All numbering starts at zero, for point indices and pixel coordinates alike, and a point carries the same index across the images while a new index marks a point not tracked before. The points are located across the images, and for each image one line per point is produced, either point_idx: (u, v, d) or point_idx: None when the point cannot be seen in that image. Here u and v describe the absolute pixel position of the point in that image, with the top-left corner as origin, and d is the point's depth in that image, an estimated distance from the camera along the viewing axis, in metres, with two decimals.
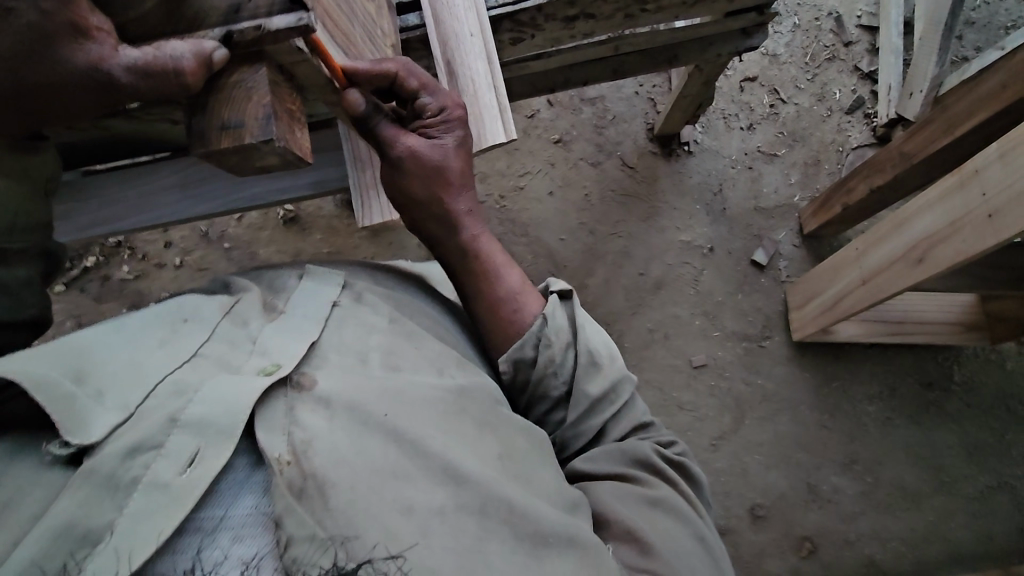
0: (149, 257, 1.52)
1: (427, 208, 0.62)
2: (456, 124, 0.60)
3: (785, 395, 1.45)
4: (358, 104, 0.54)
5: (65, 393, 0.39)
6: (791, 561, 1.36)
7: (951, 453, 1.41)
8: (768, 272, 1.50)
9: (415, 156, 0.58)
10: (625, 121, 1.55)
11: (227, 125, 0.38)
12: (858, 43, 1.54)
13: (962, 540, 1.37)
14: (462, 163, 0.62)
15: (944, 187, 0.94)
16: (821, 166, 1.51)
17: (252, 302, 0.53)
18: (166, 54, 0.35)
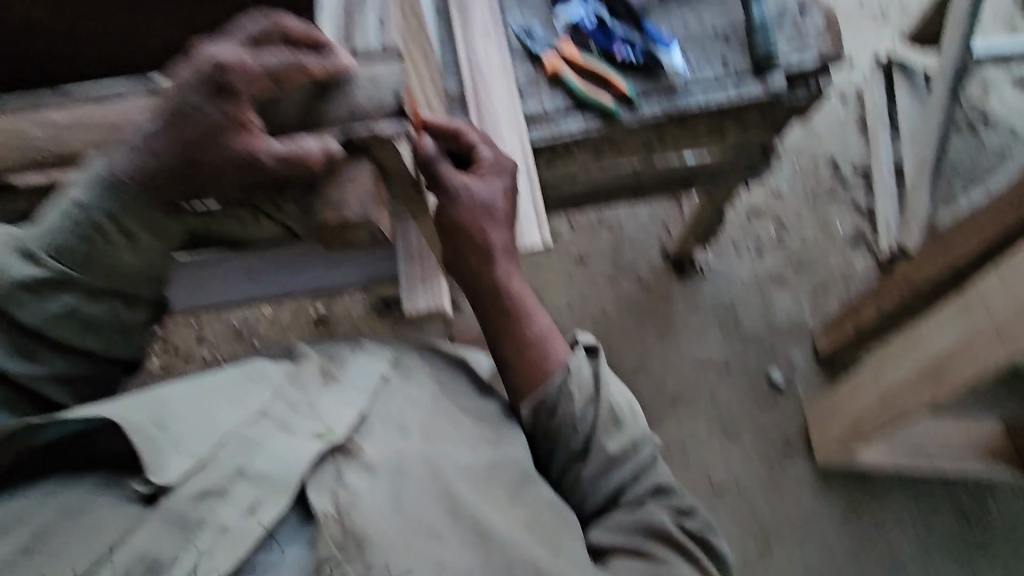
0: (178, 351, 1.58)
1: (468, 240, 0.65)
2: (506, 173, 0.66)
3: (812, 521, 1.40)
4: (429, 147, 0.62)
5: (150, 440, 0.49)
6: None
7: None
8: (787, 392, 1.52)
9: (469, 192, 0.63)
10: (640, 244, 1.66)
11: (328, 201, 0.43)
12: (854, 182, 1.66)
13: None
14: (508, 206, 0.66)
15: (950, 309, 1.00)
16: (830, 292, 1.59)
17: (311, 369, 0.63)
18: (297, 145, 0.41)
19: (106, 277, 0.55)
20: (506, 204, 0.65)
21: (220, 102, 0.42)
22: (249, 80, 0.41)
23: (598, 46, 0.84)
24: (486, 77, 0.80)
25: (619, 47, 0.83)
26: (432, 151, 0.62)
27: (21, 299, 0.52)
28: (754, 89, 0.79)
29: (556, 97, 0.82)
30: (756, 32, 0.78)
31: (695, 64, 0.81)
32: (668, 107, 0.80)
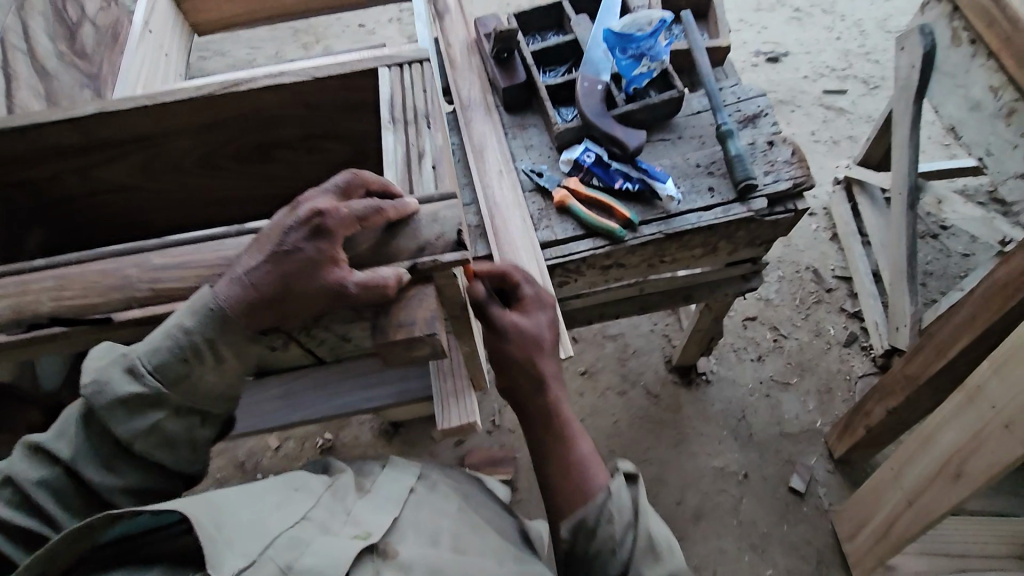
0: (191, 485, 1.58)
1: (520, 369, 0.72)
2: (548, 309, 0.75)
3: None
4: (479, 291, 0.70)
5: (210, 534, 0.51)
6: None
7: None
8: (809, 499, 1.50)
9: (518, 329, 0.71)
10: (643, 354, 1.71)
11: (399, 321, 0.47)
12: (838, 286, 1.76)
13: None
14: (551, 339, 0.74)
15: (954, 404, 1.03)
16: (834, 394, 1.62)
17: (346, 481, 0.66)
18: (377, 276, 0.46)
19: (191, 395, 0.50)
20: (550, 334, 0.74)
21: (319, 242, 0.46)
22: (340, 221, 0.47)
23: (600, 180, 0.93)
24: (503, 211, 0.91)
25: (619, 182, 0.92)
26: (483, 295, 0.71)
27: (111, 415, 0.49)
28: (739, 210, 0.90)
29: (566, 224, 0.92)
30: (733, 162, 0.91)
31: (685, 191, 0.92)
32: (666, 229, 0.90)
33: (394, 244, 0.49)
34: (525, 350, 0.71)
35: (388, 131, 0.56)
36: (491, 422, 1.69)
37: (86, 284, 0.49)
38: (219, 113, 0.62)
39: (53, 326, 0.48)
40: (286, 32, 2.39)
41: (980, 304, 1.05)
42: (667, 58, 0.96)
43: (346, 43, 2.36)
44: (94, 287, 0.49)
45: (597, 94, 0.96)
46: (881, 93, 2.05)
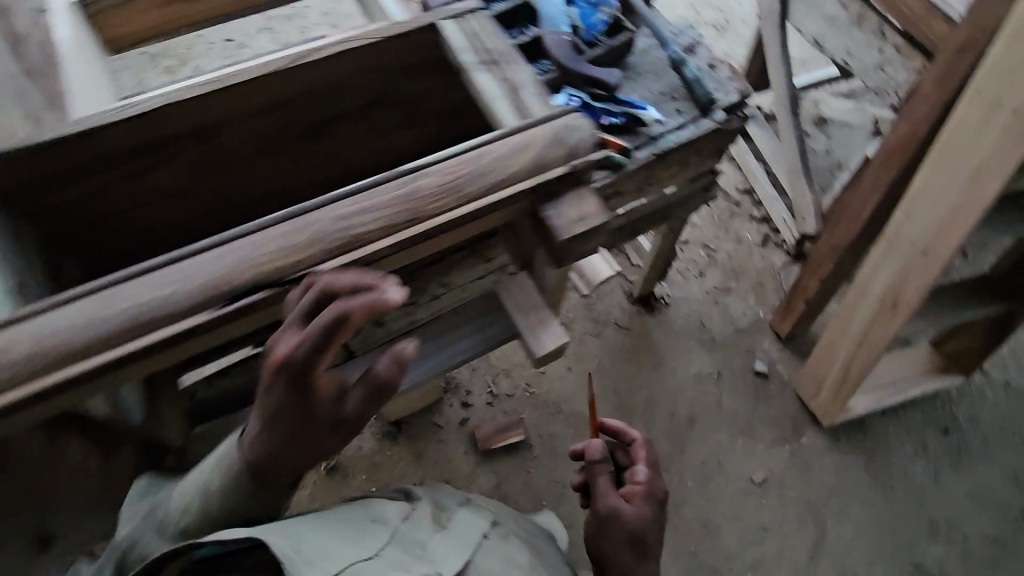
0: None
1: (618, 553, 0.93)
2: (646, 498, 0.98)
3: (845, 484, 1.61)
4: (597, 452, 1.03)
5: (292, 556, 0.67)
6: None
7: (988, 486, 1.61)
8: (773, 377, 1.74)
9: (615, 507, 0.95)
10: (606, 295, 1.86)
11: (569, 211, 0.77)
12: (743, 199, 2.04)
13: None
14: (649, 526, 0.95)
15: (880, 252, 1.30)
16: (766, 287, 1.89)
17: (424, 510, 0.83)
18: (374, 377, 0.66)
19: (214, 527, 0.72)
20: (645, 526, 0.95)
21: (306, 393, 0.63)
22: (310, 351, 0.61)
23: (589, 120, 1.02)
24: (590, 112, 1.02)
25: (605, 117, 1.02)
26: (597, 457, 1.02)
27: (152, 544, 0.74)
28: (707, 124, 1.05)
29: None
30: (693, 84, 1.06)
31: (662, 117, 1.05)
32: (655, 151, 1.02)
33: (549, 155, 0.76)
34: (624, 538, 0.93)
35: (483, 70, 0.85)
36: (488, 394, 1.72)
37: (275, 253, 0.70)
38: (275, 92, 0.86)
39: (244, 298, 0.68)
40: (141, 60, 2.17)
41: (878, 171, 1.32)
42: (616, 4, 1.12)
43: (216, 61, 2.21)
44: (272, 260, 0.69)
45: (566, 44, 1.06)
46: (732, 33, 2.38)
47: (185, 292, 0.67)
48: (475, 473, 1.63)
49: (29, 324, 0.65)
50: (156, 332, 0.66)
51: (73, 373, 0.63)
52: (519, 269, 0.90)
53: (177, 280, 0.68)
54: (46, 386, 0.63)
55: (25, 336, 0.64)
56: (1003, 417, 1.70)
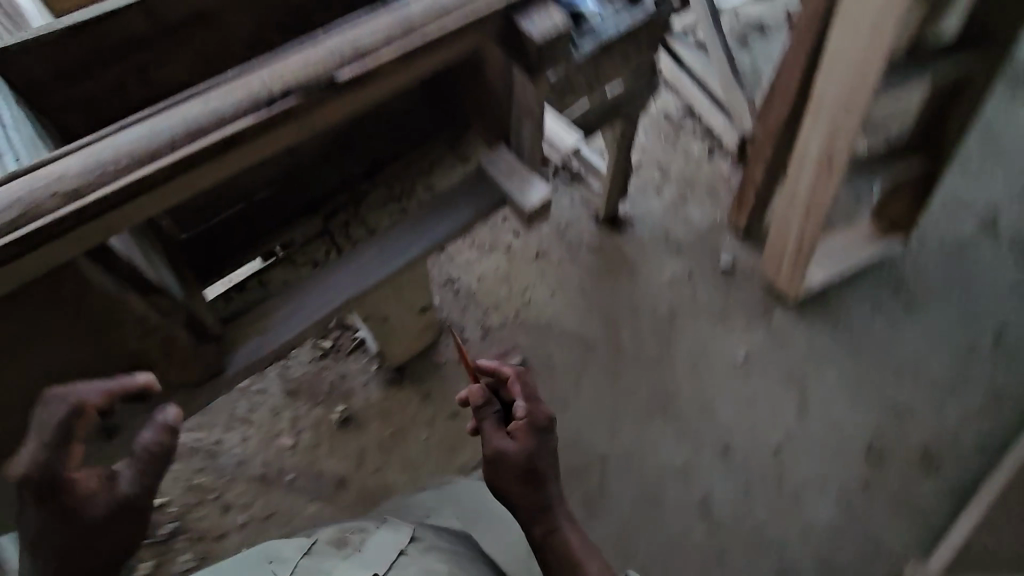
0: (210, 531, 1.55)
1: (509, 485, 0.97)
2: (527, 428, 0.97)
3: (817, 348, 1.75)
4: (473, 393, 1.03)
5: None
6: (918, 470, 1.58)
7: (944, 328, 1.77)
8: (739, 268, 1.88)
9: (496, 449, 0.96)
10: (575, 221, 1.97)
11: (539, 22, 0.74)
12: (686, 117, 2.18)
13: (999, 377, 1.69)
14: (529, 453, 0.96)
15: (811, 118, 1.45)
16: (720, 191, 2.03)
17: (331, 547, 0.96)
18: (139, 447, 0.76)
19: None
20: (521, 453, 0.95)
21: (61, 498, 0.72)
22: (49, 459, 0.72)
23: None
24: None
25: None
26: (475, 397, 1.02)
27: None
28: (642, 11, 1.15)
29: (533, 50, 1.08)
30: None
31: (598, 12, 1.14)
32: (602, 38, 1.10)
33: None
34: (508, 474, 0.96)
35: None
36: (481, 327, 1.81)
37: (251, 81, 0.65)
38: None
39: (245, 118, 0.64)
40: None
41: (795, 49, 1.45)
42: None
43: None
44: (249, 88, 0.64)
45: None
46: None
47: (184, 123, 0.63)
48: None
49: (28, 172, 0.61)
50: (160, 159, 0.62)
51: (82, 202, 0.60)
52: (499, 140, 0.95)
53: (173, 114, 0.63)
54: (58, 219, 0.59)
55: (25, 181, 0.60)
56: (948, 267, 1.85)
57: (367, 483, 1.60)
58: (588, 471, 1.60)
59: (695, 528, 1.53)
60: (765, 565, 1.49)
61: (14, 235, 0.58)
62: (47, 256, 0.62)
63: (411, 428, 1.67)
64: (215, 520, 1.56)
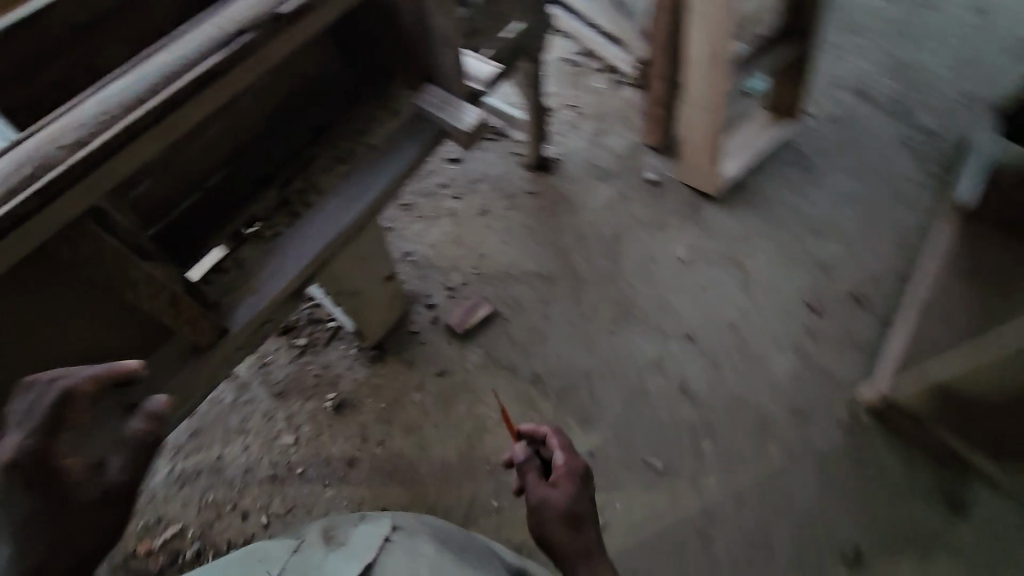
0: (235, 540, 1.57)
1: (552, 531, 1.00)
2: (569, 477, 1.06)
3: (746, 231, 1.95)
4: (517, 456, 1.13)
5: None
6: (853, 309, 1.80)
7: (845, 188, 2.00)
8: (664, 179, 2.05)
9: (541, 497, 1.03)
10: (508, 173, 2.08)
11: None
12: (584, 58, 2.32)
13: (900, 216, 1.93)
14: (569, 499, 1.02)
15: (694, 19, 1.62)
16: (631, 116, 2.19)
17: (316, 543, 0.96)
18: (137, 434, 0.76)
19: None
20: (562, 499, 1.02)
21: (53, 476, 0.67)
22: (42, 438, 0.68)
23: None
24: None
25: None
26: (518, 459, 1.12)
27: None
28: None
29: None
30: None
31: None
32: None
33: None
34: (551, 522, 1.00)
35: None
36: (445, 288, 1.89)
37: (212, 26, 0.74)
38: None
39: (214, 55, 0.72)
40: None
41: None
42: None
43: None
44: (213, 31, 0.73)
45: None
46: None
47: (163, 67, 0.71)
48: (463, 354, 1.79)
49: (27, 139, 0.68)
50: (148, 102, 0.69)
51: (87, 150, 0.66)
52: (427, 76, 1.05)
53: (146, 67, 0.71)
54: (69, 169, 0.66)
55: (35, 140, 0.67)
56: (836, 138, 2.09)
57: (377, 454, 1.66)
58: (577, 387, 1.72)
59: (682, 408, 1.68)
60: (750, 421, 1.65)
61: (35, 182, 0.65)
62: (63, 211, 0.67)
63: (404, 394, 1.74)
64: (238, 528, 1.58)
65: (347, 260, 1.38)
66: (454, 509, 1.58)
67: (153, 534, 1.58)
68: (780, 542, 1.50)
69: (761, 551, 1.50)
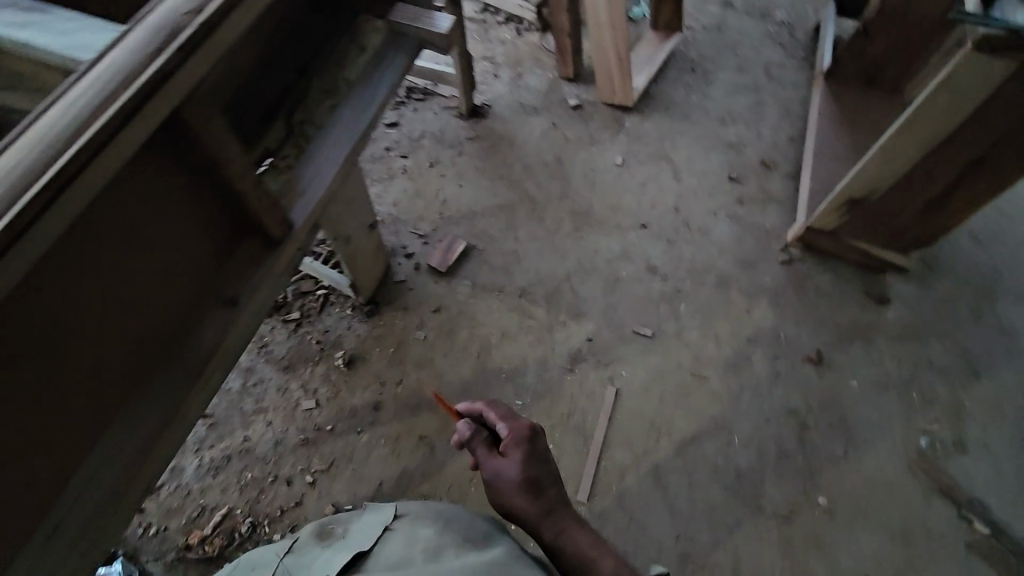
0: (286, 508, 1.56)
1: (512, 501, 1.16)
2: (518, 445, 1.20)
3: (665, 131, 2.23)
4: (463, 431, 1.25)
5: None
6: (765, 173, 2.12)
7: (733, 81, 2.33)
8: (585, 103, 2.28)
9: (497, 472, 1.18)
10: (447, 126, 2.22)
11: None
12: (486, 15, 2.51)
13: (781, 95, 2.29)
14: (523, 469, 1.17)
15: None
16: (541, 56, 2.40)
17: (313, 538, 1.06)
18: None
19: None
20: (518, 471, 1.17)
21: None
22: None
23: None
24: None
25: None
26: (465, 435, 1.24)
27: None
28: None
29: None
30: None
31: None
32: None
33: None
34: (510, 491, 1.16)
35: None
36: (419, 237, 2.00)
37: None
38: None
39: None
40: None
41: None
42: None
43: None
44: None
45: None
46: None
47: None
48: (452, 287, 1.90)
49: (142, 20, 0.70)
50: None
51: (201, 17, 0.71)
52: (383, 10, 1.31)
53: None
54: (195, 29, 0.70)
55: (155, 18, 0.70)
56: (716, 42, 2.43)
57: (399, 393, 1.72)
58: (562, 289, 1.91)
59: (654, 283, 1.92)
60: (710, 280, 1.93)
61: (177, 41, 0.69)
62: (188, 79, 0.71)
63: (410, 335, 1.82)
64: (285, 495, 1.57)
65: (337, 205, 1.46)
66: None
67: (198, 526, 1.53)
68: (757, 363, 1.80)
69: (747, 375, 1.78)
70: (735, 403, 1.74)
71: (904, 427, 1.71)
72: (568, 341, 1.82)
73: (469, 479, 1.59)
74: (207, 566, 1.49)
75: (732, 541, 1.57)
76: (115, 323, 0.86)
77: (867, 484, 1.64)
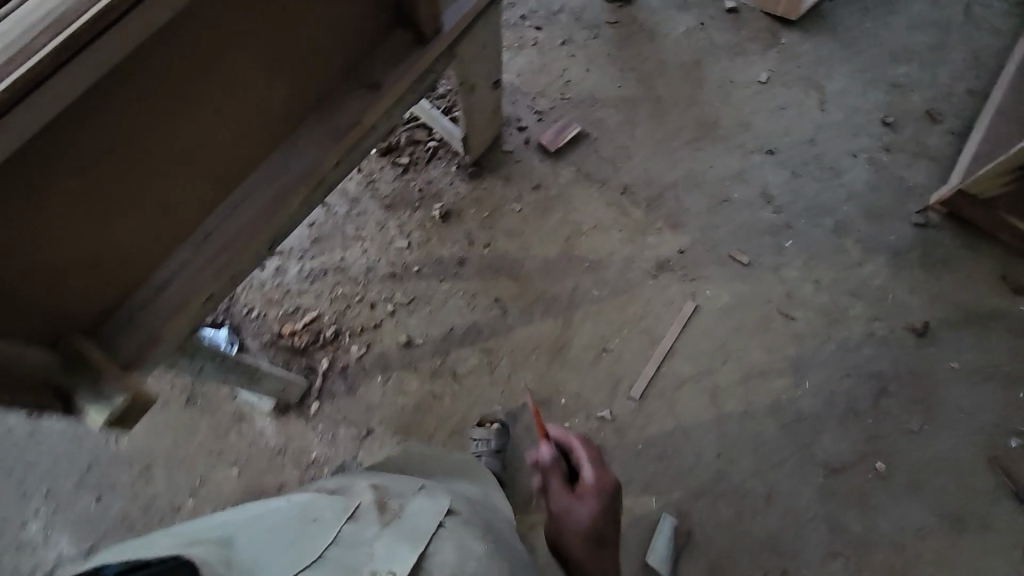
0: (366, 328, 1.70)
1: (569, 548, 1.04)
2: (597, 496, 1.06)
3: (825, 55, 2.00)
4: (542, 458, 1.12)
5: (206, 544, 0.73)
6: (926, 124, 1.89)
7: (920, 14, 2.04)
8: (742, 8, 2.08)
9: (563, 511, 1.05)
10: (587, 6, 2.11)
11: None
12: None
13: (974, 39, 1.98)
14: (595, 520, 1.03)
15: None
16: None
17: (373, 507, 0.87)
18: None
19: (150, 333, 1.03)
20: (587, 519, 1.04)
21: None
22: None
23: None
24: None
25: None
26: (544, 463, 1.12)
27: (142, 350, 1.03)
28: None
29: None
30: None
31: None
32: None
33: None
34: (572, 538, 1.03)
35: None
36: (535, 113, 1.97)
37: None
38: None
39: None
40: None
41: None
42: None
43: None
44: None
45: None
46: None
47: None
48: (556, 169, 1.89)
49: None
50: None
51: None
52: None
53: None
54: None
55: None
56: None
57: (485, 255, 1.78)
58: (666, 196, 1.84)
59: (765, 212, 1.81)
60: (828, 223, 1.80)
61: None
62: None
63: (505, 205, 1.84)
64: (367, 316, 1.72)
65: (471, 47, 1.45)
66: (561, 298, 1.73)
67: (291, 321, 1.71)
68: (854, 317, 1.69)
69: (838, 327, 1.69)
70: (816, 350, 1.67)
71: (996, 422, 1.59)
72: (659, 248, 1.79)
73: (534, 348, 1.68)
74: (293, 355, 1.67)
75: (773, 476, 1.56)
76: (286, 73, 1.04)
77: (934, 463, 1.56)
